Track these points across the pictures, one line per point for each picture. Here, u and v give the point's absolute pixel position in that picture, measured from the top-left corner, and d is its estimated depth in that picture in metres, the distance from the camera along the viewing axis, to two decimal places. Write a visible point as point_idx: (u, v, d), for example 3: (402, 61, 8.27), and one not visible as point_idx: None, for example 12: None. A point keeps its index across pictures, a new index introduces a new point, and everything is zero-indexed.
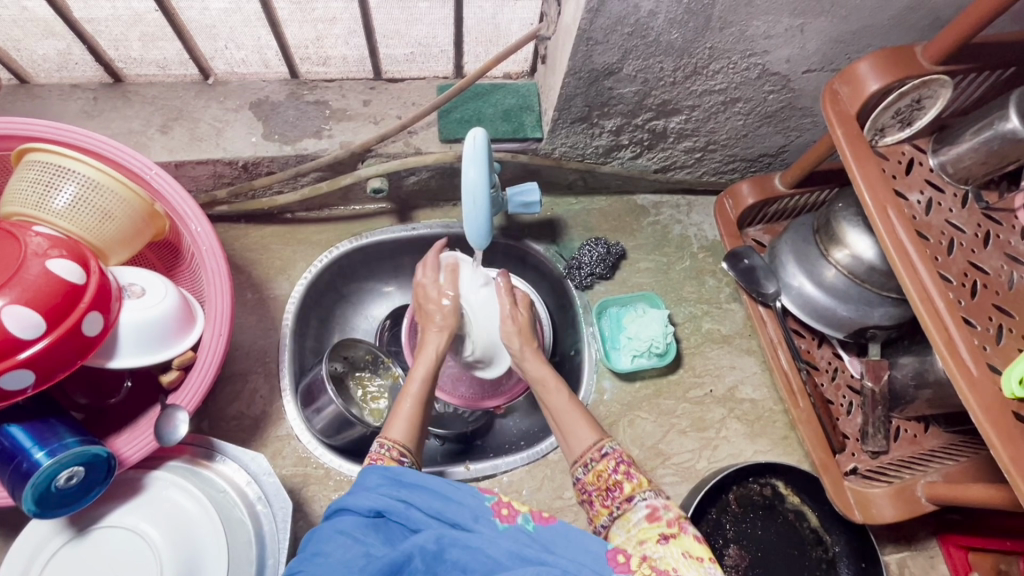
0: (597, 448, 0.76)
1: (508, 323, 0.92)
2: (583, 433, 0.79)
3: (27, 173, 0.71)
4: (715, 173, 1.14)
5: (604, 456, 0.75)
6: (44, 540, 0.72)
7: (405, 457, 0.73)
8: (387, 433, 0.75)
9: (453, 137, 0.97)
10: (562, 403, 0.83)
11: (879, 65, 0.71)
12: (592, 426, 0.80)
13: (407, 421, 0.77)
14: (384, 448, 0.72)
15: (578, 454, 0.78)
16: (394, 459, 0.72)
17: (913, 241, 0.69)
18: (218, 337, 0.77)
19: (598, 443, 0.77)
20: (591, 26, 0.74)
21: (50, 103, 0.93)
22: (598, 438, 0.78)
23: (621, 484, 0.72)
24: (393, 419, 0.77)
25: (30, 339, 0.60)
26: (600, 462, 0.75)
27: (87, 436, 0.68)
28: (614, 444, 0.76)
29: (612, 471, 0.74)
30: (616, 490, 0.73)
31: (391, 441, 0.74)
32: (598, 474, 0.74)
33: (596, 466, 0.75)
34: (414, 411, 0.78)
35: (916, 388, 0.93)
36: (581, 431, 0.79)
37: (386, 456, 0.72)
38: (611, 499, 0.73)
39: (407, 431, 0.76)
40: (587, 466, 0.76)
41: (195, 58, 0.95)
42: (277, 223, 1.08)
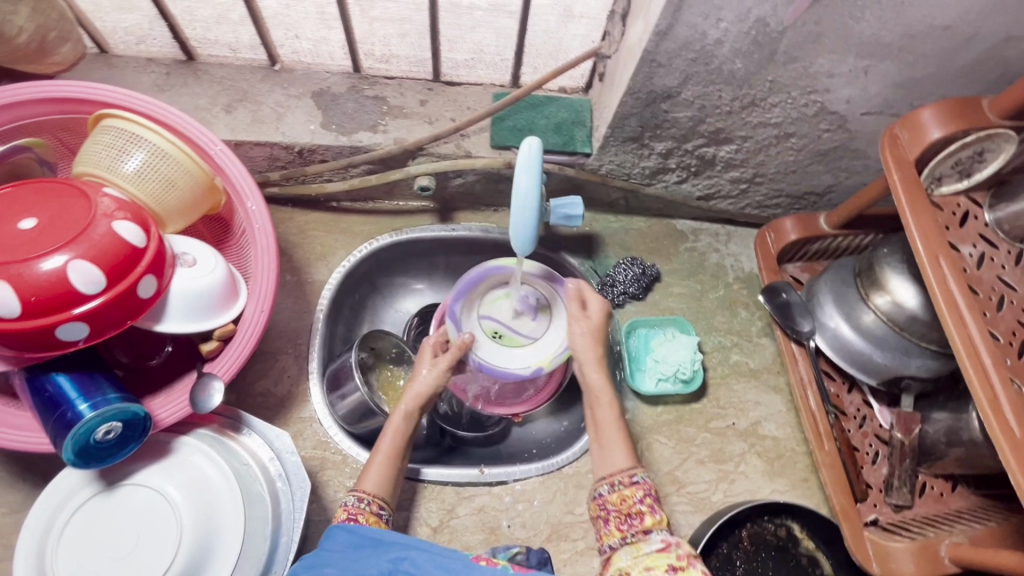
0: (628, 474, 0.78)
1: (574, 330, 0.91)
2: (618, 453, 0.81)
3: (102, 137, 0.74)
4: (758, 206, 1.14)
5: (633, 483, 0.77)
6: (72, 490, 0.73)
7: (382, 508, 0.78)
8: (359, 486, 0.80)
9: (504, 144, 0.99)
10: (610, 417, 0.85)
11: (943, 113, 0.70)
12: (629, 450, 0.82)
13: (380, 473, 0.81)
14: (363, 503, 0.78)
15: (608, 470, 0.80)
16: (374, 513, 0.77)
17: (963, 294, 0.68)
18: (260, 312, 0.79)
19: (630, 470, 0.78)
20: (656, 49, 0.75)
21: (125, 73, 0.97)
22: (630, 462, 0.80)
23: (643, 517, 0.73)
24: (368, 470, 0.82)
25: (89, 294, 0.63)
26: (628, 487, 0.76)
27: (127, 394, 0.70)
28: (645, 475, 0.78)
29: (638, 500, 0.75)
30: (636, 519, 0.73)
31: (368, 494, 0.79)
32: (623, 498, 0.75)
33: (622, 489, 0.76)
34: (387, 460, 0.82)
35: (948, 445, 0.91)
36: (617, 451, 0.81)
37: (365, 511, 0.77)
38: (628, 525, 0.73)
39: (380, 479, 0.81)
40: (614, 486, 0.77)
41: (265, 43, 0.99)
42: (322, 210, 1.11)
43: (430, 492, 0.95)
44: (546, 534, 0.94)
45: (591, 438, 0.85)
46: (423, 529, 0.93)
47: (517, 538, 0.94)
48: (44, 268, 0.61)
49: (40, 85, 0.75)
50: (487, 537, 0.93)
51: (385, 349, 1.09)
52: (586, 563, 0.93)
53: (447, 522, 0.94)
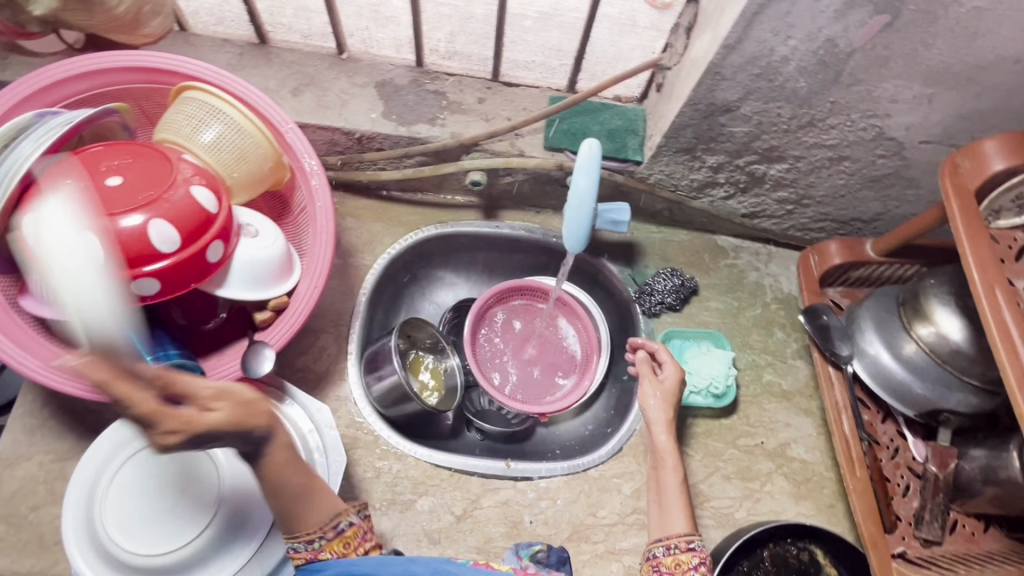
0: (685, 539, 0.80)
1: (648, 393, 0.94)
2: (676, 518, 0.83)
3: (184, 107, 0.78)
4: (802, 228, 1.14)
5: (690, 549, 0.78)
6: (124, 442, 0.77)
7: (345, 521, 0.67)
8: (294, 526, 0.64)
9: (557, 146, 1.01)
10: (672, 480, 0.87)
11: (1005, 146, 0.71)
12: (688, 516, 0.84)
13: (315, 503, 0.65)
14: (313, 544, 0.65)
15: (665, 532, 0.82)
16: (333, 541, 0.66)
17: (1018, 328, 0.67)
18: (313, 290, 0.82)
19: (687, 535, 0.80)
20: (722, 62, 0.76)
21: (202, 52, 1.01)
22: (688, 529, 0.82)
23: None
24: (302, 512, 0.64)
25: (163, 253, 0.66)
26: (685, 553, 0.78)
27: (185, 352, 0.74)
28: (701, 542, 0.80)
29: (693, 566, 0.77)
30: None
31: (311, 529, 0.65)
32: (678, 561, 0.78)
33: (679, 554, 0.78)
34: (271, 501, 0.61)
35: (983, 484, 0.89)
36: (676, 515, 0.84)
37: (323, 544, 0.66)
38: None
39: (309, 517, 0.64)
40: (670, 548, 0.79)
41: (335, 33, 1.02)
42: (372, 198, 1.14)
43: (455, 481, 0.97)
44: (567, 534, 0.95)
45: (653, 500, 0.88)
46: (446, 516, 0.94)
47: (539, 536, 0.94)
48: (125, 224, 0.64)
49: (131, 54, 0.79)
50: (508, 531, 0.94)
51: (420, 339, 1.11)
52: (605, 567, 0.93)
53: (471, 512, 0.95)
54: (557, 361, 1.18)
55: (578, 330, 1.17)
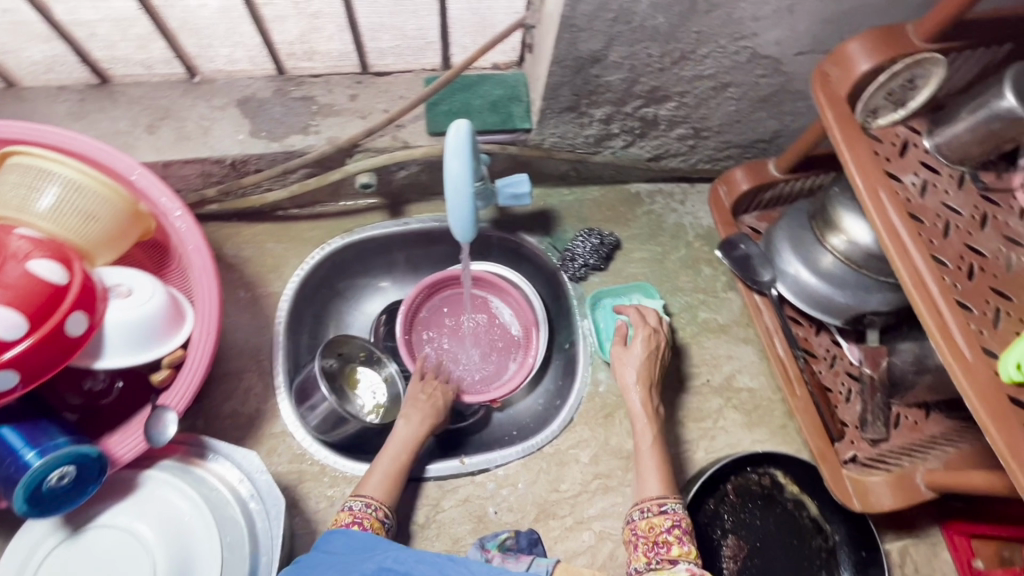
0: (659, 503, 0.82)
1: (625, 362, 0.95)
2: (652, 482, 0.85)
3: (9, 176, 0.71)
4: (709, 160, 1.12)
5: (662, 512, 0.81)
6: (40, 539, 0.72)
7: (388, 514, 0.82)
8: (365, 492, 0.83)
9: (441, 130, 0.97)
10: (648, 446, 0.89)
11: (869, 44, 0.70)
12: (666, 480, 0.85)
13: (384, 478, 0.85)
14: (370, 509, 0.81)
15: (641, 496, 0.84)
16: (380, 519, 0.80)
17: (903, 224, 0.69)
18: (207, 336, 0.77)
19: (661, 499, 0.82)
20: (573, 13, 0.73)
21: (37, 106, 0.93)
22: (662, 492, 0.83)
23: (670, 545, 0.77)
24: (370, 476, 0.85)
25: (13, 340, 0.61)
26: (657, 516, 0.80)
27: (77, 437, 0.68)
28: (677, 505, 0.82)
29: (665, 530, 0.79)
30: (663, 547, 0.78)
31: (374, 500, 0.82)
32: (651, 526, 0.80)
33: (651, 517, 0.80)
34: (391, 467, 0.86)
35: (916, 374, 0.91)
36: (651, 479, 0.85)
37: (372, 517, 0.80)
38: (654, 552, 0.78)
39: (381, 486, 0.84)
40: (644, 513, 0.81)
41: (180, 57, 0.95)
42: (269, 221, 1.08)
43: (414, 489, 0.95)
44: (534, 515, 0.94)
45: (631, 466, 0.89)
46: (410, 527, 0.93)
47: (506, 523, 0.94)
48: None
49: None
50: (474, 527, 0.93)
51: (353, 353, 1.07)
52: (576, 538, 0.94)
53: (435, 517, 0.93)
54: (513, 340, 1.16)
55: (513, 305, 1.14)
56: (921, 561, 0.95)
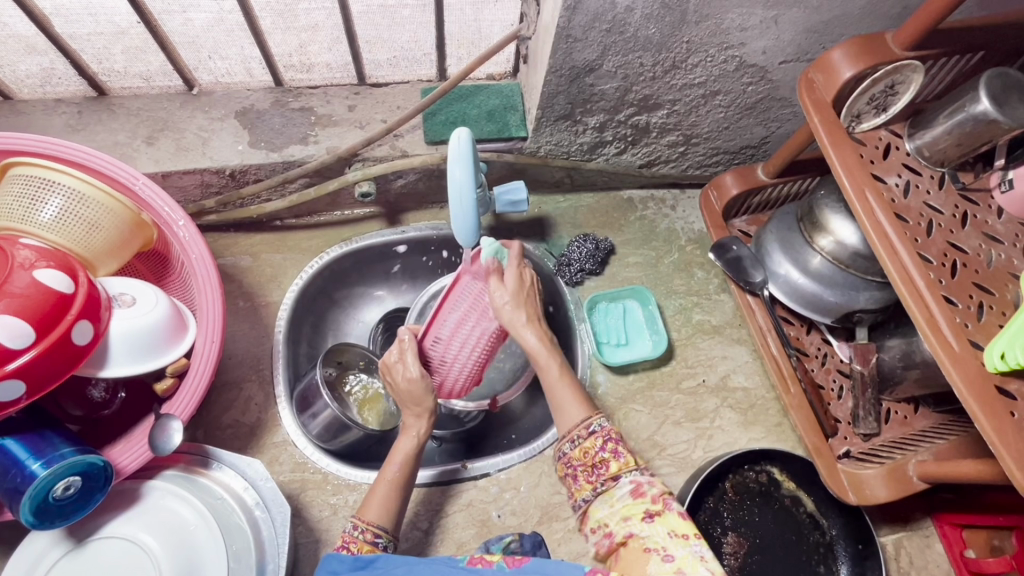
0: (584, 426, 0.72)
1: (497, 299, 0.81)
2: (571, 408, 0.74)
3: (11, 188, 0.71)
4: (699, 166, 1.15)
5: (591, 434, 0.71)
6: (42, 553, 0.71)
7: (379, 536, 0.74)
8: (363, 513, 0.76)
9: (439, 139, 0.98)
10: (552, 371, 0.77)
11: (852, 52, 0.72)
12: (583, 401, 0.75)
13: (383, 497, 0.77)
14: (358, 531, 0.74)
15: (566, 427, 0.73)
16: (368, 541, 0.73)
17: (891, 223, 0.72)
18: (210, 344, 0.77)
19: (585, 421, 0.72)
20: (569, 24, 0.75)
21: (35, 119, 0.93)
22: (587, 414, 0.74)
23: (609, 463, 0.70)
24: (370, 496, 0.77)
25: (19, 350, 0.61)
26: (587, 441, 0.71)
27: (82, 446, 0.68)
28: (603, 420, 0.73)
29: (599, 450, 0.71)
30: (601, 468, 0.70)
31: (365, 521, 0.75)
32: (584, 452, 0.71)
33: (582, 444, 0.71)
34: (392, 485, 0.78)
35: (904, 369, 0.93)
36: (571, 405, 0.75)
37: (359, 540, 0.73)
38: (595, 476, 0.70)
39: (381, 508, 0.76)
40: (574, 442, 0.72)
41: (178, 69, 0.96)
42: (267, 231, 1.08)
43: (417, 496, 0.95)
44: (537, 518, 0.95)
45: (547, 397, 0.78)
46: (415, 533, 0.93)
47: (509, 527, 0.94)
48: None
49: None
50: (478, 531, 0.94)
51: (353, 361, 1.07)
52: (580, 539, 0.94)
53: (437, 523, 0.94)
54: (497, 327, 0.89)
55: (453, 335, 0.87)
56: (915, 553, 0.97)
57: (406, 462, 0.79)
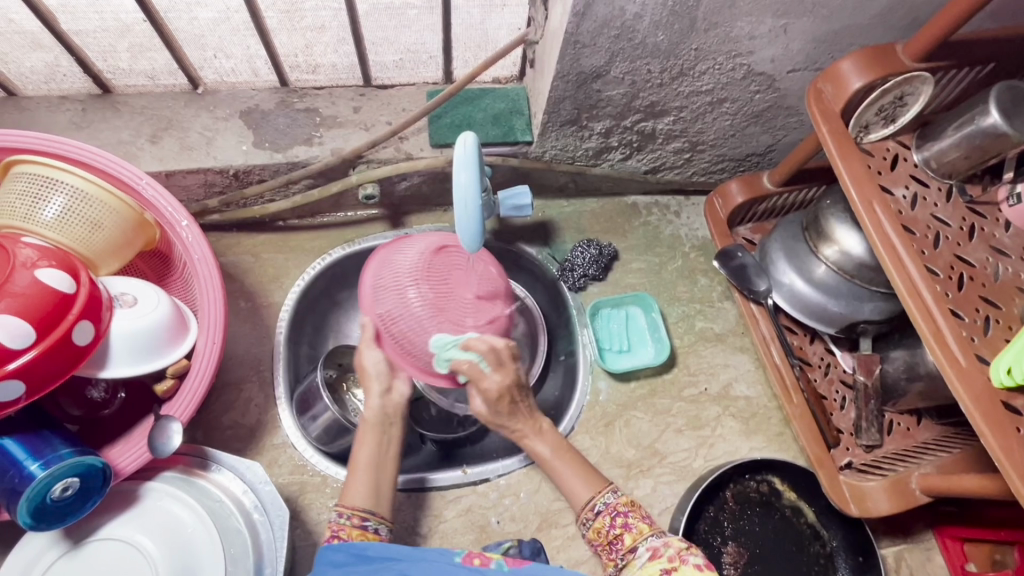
0: (590, 507, 0.76)
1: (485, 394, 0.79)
2: (578, 486, 0.79)
3: (15, 185, 0.71)
4: (704, 173, 1.15)
5: (599, 513, 0.75)
6: (38, 554, 0.71)
7: (367, 519, 0.74)
8: (342, 500, 0.76)
9: (443, 142, 0.98)
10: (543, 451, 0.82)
11: (862, 63, 0.72)
12: (591, 476, 0.79)
13: (360, 483, 0.77)
14: (344, 518, 0.74)
15: (577, 505, 0.78)
16: (356, 526, 0.73)
17: (898, 235, 0.71)
18: (212, 345, 0.77)
19: (591, 501, 0.77)
20: (578, 30, 0.75)
21: (38, 115, 0.93)
22: (592, 492, 0.78)
23: (622, 537, 0.73)
24: (349, 483, 0.77)
25: (19, 349, 0.61)
26: (597, 520, 0.75)
27: (81, 447, 0.68)
28: (609, 496, 0.76)
29: (611, 526, 0.74)
30: (618, 543, 0.73)
31: (349, 507, 0.75)
32: (598, 531, 0.75)
33: (594, 524, 0.75)
34: (366, 468, 0.78)
35: (908, 381, 0.93)
36: (576, 482, 0.79)
37: (347, 526, 0.73)
38: (614, 552, 0.73)
39: (360, 492, 0.76)
40: (587, 523, 0.76)
41: (184, 68, 0.95)
42: (269, 231, 1.08)
43: (416, 500, 0.95)
44: (536, 524, 0.95)
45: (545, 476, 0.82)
46: (413, 538, 0.92)
47: (508, 533, 0.94)
48: None
49: None
50: (477, 536, 0.93)
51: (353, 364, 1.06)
52: (579, 546, 0.94)
53: (437, 527, 0.93)
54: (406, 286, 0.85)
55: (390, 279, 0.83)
56: (915, 567, 0.97)
57: (377, 443, 0.80)
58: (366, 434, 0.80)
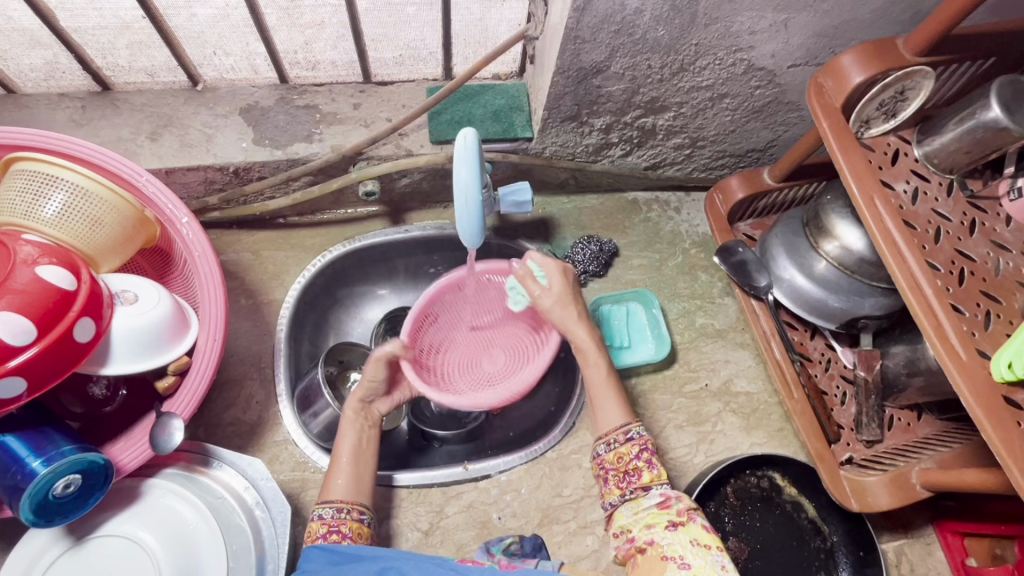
0: (623, 431, 0.78)
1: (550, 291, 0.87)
2: (611, 411, 0.81)
3: (15, 182, 0.71)
4: (705, 169, 1.15)
5: (629, 440, 0.77)
6: (40, 551, 0.71)
7: (363, 512, 0.78)
8: (331, 497, 0.78)
9: (444, 138, 0.98)
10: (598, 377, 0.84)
11: (862, 57, 0.72)
12: (625, 410, 0.81)
13: (346, 477, 0.80)
14: (342, 513, 0.76)
15: (603, 430, 0.80)
16: (355, 519, 0.76)
17: (899, 230, 0.71)
18: (213, 342, 0.77)
19: (625, 426, 0.79)
20: (578, 25, 0.75)
21: (38, 113, 0.93)
22: (625, 419, 0.80)
23: (641, 472, 0.75)
24: (331, 477, 0.80)
25: (20, 346, 0.61)
26: (624, 445, 0.77)
27: (83, 444, 0.68)
28: (641, 429, 0.78)
29: (635, 457, 0.76)
30: (634, 476, 0.75)
31: (343, 501, 0.78)
32: (619, 456, 0.77)
33: (619, 448, 0.77)
34: (351, 464, 0.81)
35: (908, 376, 0.93)
36: (610, 408, 0.81)
37: (347, 520, 0.76)
38: (626, 483, 0.75)
39: (347, 485, 0.79)
40: (610, 445, 0.78)
41: (183, 65, 0.95)
42: (270, 228, 1.08)
43: (417, 496, 0.95)
44: (538, 520, 0.95)
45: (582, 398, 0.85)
46: (415, 533, 0.93)
47: (510, 529, 0.94)
48: None
49: None
50: (479, 532, 0.93)
51: (354, 361, 1.07)
52: (580, 542, 0.94)
53: (438, 523, 0.93)
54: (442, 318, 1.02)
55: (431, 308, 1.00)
56: (916, 561, 0.97)
57: (361, 437, 0.84)
58: (350, 427, 0.85)
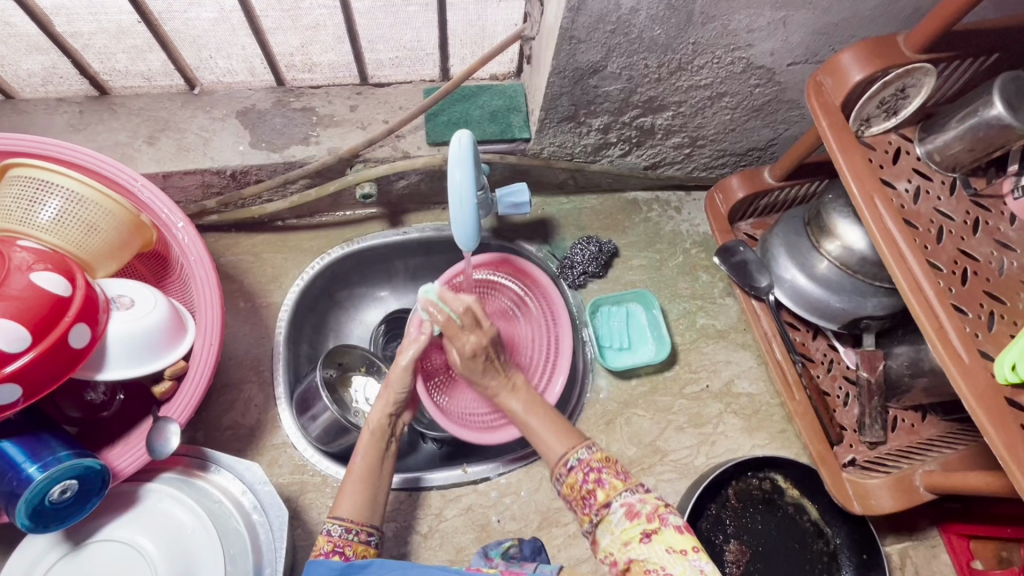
0: (564, 462, 0.76)
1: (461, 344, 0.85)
2: (552, 442, 0.79)
3: (10, 188, 0.71)
4: (705, 168, 1.14)
5: (571, 468, 0.75)
6: (38, 557, 0.71)
7: (371, 533, 0.77)
8: (342, 512, 0.76)
9: (441, 140, 0.98)
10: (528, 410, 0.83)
11: (862, 54, 0.71)
12: (565, 434, 0.79)
13: (357, 495, 0.78)
14: (350, 533, 0.75)
15: (551, 463, 0.78)
16: (363, 542, 0.75)
17: (900, 230, 0.70)
18: (208, 347, 0.77)
19: (566, 456, 0.76)
20: (573, 25, 0.74)
21: (36, 118, 0.93)
22: (568, 446, 0.78)
23: (595, 492, 0.72)
24: (344, 493, 0.78)
25: (15, 352, 0.61)
26: (571, 476, 0.75)
27: (80, 449, 0.68)
28: (582, 452, 0.76)
29: (584, 481, 0.73)
30: (591, 497, 0.73)
31: (353, 521, 0.76)
32: (571, 486, 0.74)
33: (567, 480, 0.75)
34: (362, 480, 0.80)
35: (912, 377, 0.92)
36: (552, 439, 0.79)
37: (354, 542, 0.75)
38: (588, 508, 0.73)
39: (355, 502, 0.77)
40: (561, 479, 0.76)
41: (180, 68, 0.95)
42: (268, 231, 1.08)
43: (416, 499, 0.95)
44: (537, 523, 0.94)
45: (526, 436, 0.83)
46: (413, 537, 0.92)
47: (510, 531, 0.94)
48: None
49: None
50: (478, 535, 0.93)
51: (354, 364, 1.07)
52: (579, 545, 0.93)
53: (437, 526, 0.93)
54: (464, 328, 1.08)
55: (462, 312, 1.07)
56: (921, 563, 0.96)
57: (374, 450, 0.83)
58: (369, 441, 0.83)
